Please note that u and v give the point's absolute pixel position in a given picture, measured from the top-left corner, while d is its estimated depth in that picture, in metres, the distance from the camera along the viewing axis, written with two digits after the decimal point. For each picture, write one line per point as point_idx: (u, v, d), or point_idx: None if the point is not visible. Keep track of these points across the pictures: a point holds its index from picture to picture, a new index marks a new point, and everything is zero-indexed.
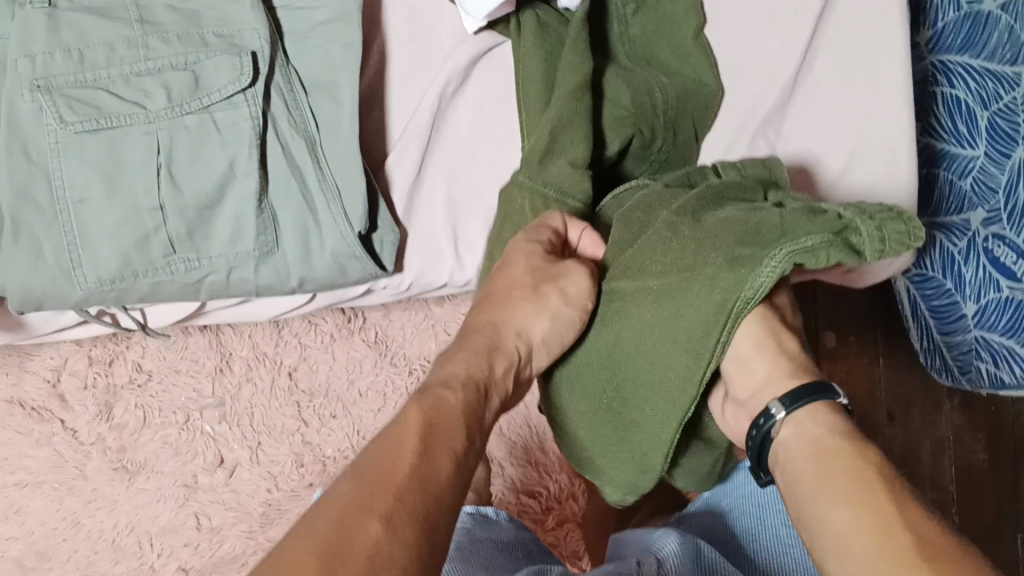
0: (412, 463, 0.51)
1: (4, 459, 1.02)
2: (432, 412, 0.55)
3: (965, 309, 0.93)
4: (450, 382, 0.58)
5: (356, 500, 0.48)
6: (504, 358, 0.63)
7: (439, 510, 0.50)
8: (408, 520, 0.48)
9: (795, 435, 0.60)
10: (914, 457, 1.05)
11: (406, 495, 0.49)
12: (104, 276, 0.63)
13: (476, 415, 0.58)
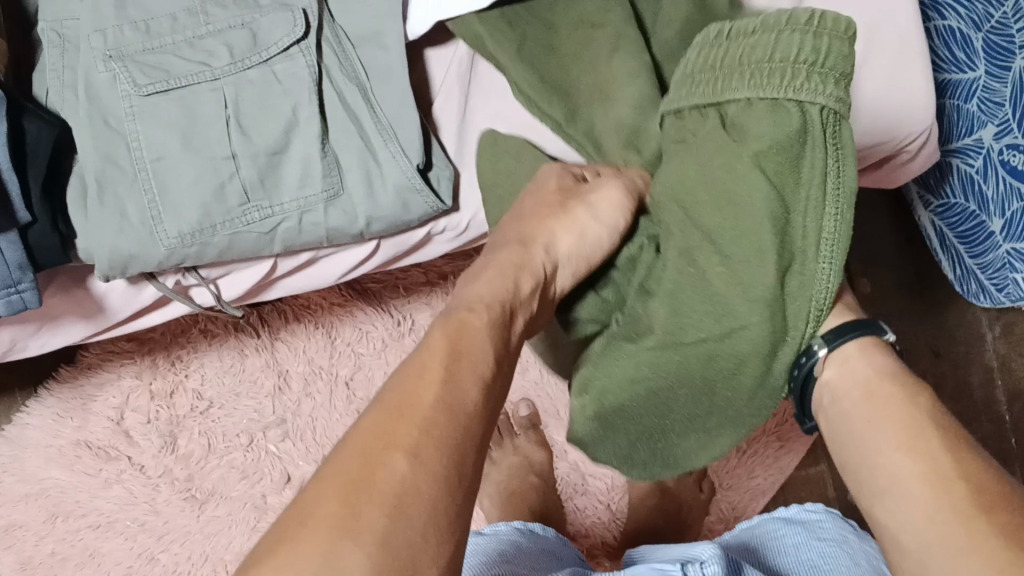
0: (435, 389, 0.43)
1: (76, 503, 1.03)
2: (456, 334, 0.46)
3: (993, 227, 0.96)
4: (472, 304, 0.49)
5: (377, 427, 0.41)
6: (531, 276, 0.54)
7: (469, 441, 0.42)
8: (433, 446, 0.40)
9: (845, 377, 0.57)
10: (966, 391, 1.07)
11: (429, 428, 0.41)
12: (184, 230, 0.66)
13: (502, 340, 0.49)
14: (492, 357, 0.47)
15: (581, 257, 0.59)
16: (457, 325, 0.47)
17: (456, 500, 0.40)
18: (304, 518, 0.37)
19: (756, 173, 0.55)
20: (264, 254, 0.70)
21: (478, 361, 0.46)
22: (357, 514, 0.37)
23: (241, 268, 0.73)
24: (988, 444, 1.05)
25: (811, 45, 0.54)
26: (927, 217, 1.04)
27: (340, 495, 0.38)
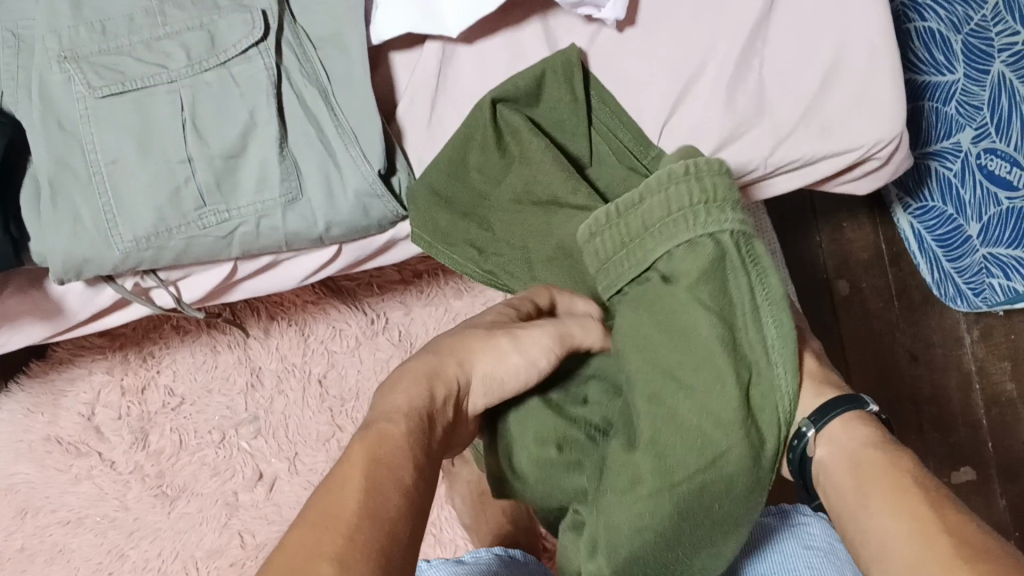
0: (356, 501, 0.39)
1: (46, 498, 1.02)
2: (374, 442, 0.42)
3: (970, 231, 0.96)
4: (391, 412, 0.44)
5: (308, 542, 0.36)
6: (447, 384, 0.48)
7: (396, 548, 0.38)
8: (362, 557, 0.36)
9: (834, 456, 0.55)
10: (943, 395, 1.06)
11: (356, 538, 0.37)
12: (139, 234, 0.65)
13: (424, 452, 0.44)
14: (416, 474, 0.42)
15: (496, 382, 0.50)
16: (378, 434, 0.42)
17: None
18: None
19: (694, 297, 0.55)
20: (222, 258, 0.69)
21: (401, 470, 0.41)
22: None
23: (200, 271, 0.72)
24: (963, 448, 1.05)
25: (701, 186, 0.56)
26: (906, 220, 1.02)
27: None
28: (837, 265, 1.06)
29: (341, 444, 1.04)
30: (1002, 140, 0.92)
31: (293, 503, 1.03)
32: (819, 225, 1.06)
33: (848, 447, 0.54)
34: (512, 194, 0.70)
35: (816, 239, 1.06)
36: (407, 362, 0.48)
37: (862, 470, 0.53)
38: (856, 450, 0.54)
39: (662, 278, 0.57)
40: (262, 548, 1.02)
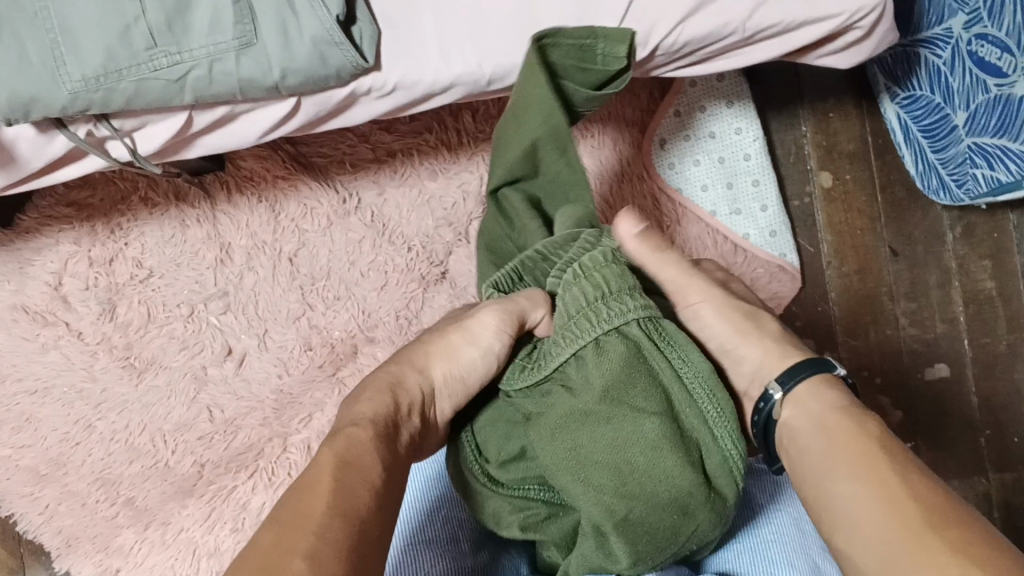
0: (325, 503, 0.49)
1: (13, 366, 1.02)
2: (343, 448, 0.53)
3: (957, 121, 0.93)
4: (358, 419, 0.55)
5: (279, 541, 0.46)
6: (410, 392, 0.60)
7: (363, 545, 0.48)
8: (331, 555, 0.46)
9: (799, 416, 0.61)
10: (922, 290, 1.05)
11: (323, 536, 0.47)
12: (89, 74, 0.63)
13: (392, 452, 0.55)
14: (380, 468, 0.53)
15: (461, 381, 0.62)
16: (343, 438, 0.54)
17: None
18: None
19: (620, 339, 0.59)
20: (175, 104, 0.67)
21: (366, 468, 0.52)
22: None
23: (155, 121, 0.69)
24: (938, 345, 1.04)
25: (592, 285, 0.61)
26: (892, 110, 1.00)
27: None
28: (820, 156, 1.04)
29: (311, 322, 1.03)
30: (994, 26, 0.86)
31: (262, 379, 1.03)
32: (803, 112, 1.03)
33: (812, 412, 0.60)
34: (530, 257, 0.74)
35: (799, 127, 1.03)
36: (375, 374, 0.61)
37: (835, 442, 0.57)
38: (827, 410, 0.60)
39: (563, 387, 0.60)
40: (231, 422, 1.02)
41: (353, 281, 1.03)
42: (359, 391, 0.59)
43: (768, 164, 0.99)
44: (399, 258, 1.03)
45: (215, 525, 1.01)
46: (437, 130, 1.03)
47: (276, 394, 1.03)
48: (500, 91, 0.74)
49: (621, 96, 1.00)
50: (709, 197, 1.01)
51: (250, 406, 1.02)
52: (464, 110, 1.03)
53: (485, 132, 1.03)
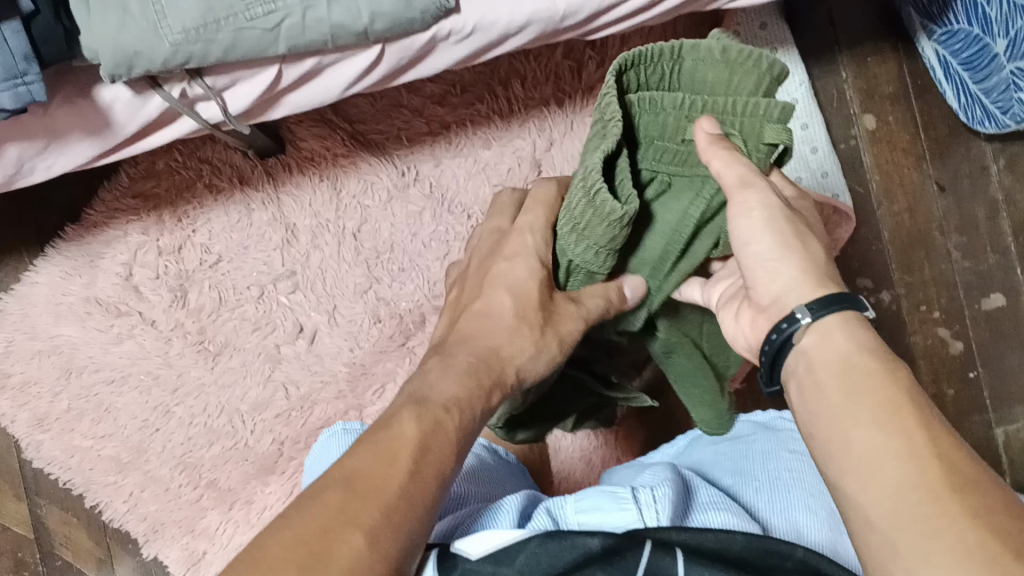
0: (402, 479, 0.47)
1: (89, 358, 1.04)
2: (429, 431, 0.51)
3: (997, 49, 0.95)
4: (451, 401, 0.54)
5: (337, 506, 0.45)
6: (502, 387, 0.59)
7: (423, 527, 0.47)
8: (394, 528, 0.45)
9: (823, 347, 0.50)
10: (971, 223, 1.07)
11: (389, 512, 0.45)
12: (188, 26, 0.65)
13: (474, 429, 0.55)
14: (455, 462, 0.51)
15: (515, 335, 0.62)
16: (431, 414, 0.52)
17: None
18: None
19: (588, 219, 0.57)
20: (269, 56, 0.70)
21: (446, 451, 0.51)
22: (317, 573, 0.41)
23: (246, 78, 0.72)
24: (992, 276, 1.06)
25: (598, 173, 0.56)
26: (930, 48, 1.03)
27: (298, 560, 0.41)
28: (863, 99, 1.06)
29: (378, 295, 1.05)
30: None
31: (335, 354, 1.04)
32: (841, 58, 1.06)
33: (830, 344, 0.50)
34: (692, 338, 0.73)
35: (839, 72, 1.06)
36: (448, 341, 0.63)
37: (827, 375, 0.49)
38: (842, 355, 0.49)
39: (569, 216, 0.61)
40: (307, 399, 1.04)
41: (416, 252, 1.05)
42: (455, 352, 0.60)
43: (814, 108, 1.02)
44: (460, 227, 1.04)
45: None
46: (488, 100, 1.05)
47: (348, 368, 1.04)
48: (570, 27, 0.77)
49: None
50: None
51: (324, 381, 1.04)
52: (512, 78, 1.04)
53: (535, 98, 1.05)
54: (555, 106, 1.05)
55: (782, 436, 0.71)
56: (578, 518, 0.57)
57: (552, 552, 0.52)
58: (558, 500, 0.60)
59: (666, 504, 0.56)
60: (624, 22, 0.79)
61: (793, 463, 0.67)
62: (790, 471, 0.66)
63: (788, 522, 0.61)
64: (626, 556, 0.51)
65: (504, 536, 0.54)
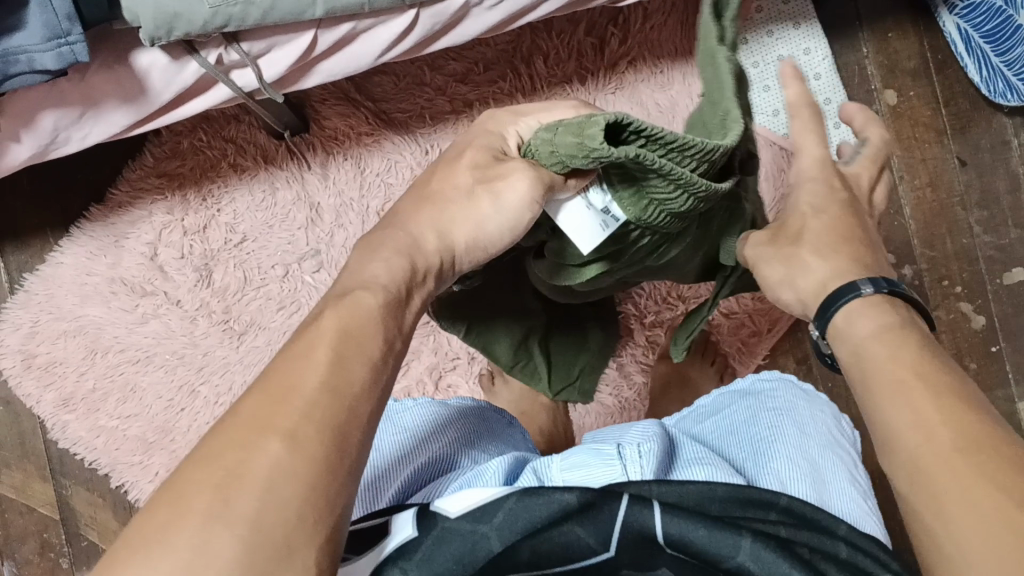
0: (319, 374, 0.40)
1: (115, 338, 1.04)
2: (347, 314, 0.44)
3: (1021, 20, 0.96)
4: (369, 282, 0.47)
5: (256, 412, 0.38)
6: (427, 257, 0.52)
7: (355, 421, 0.40)
8: (318, 430, 0.38)
9: (869, 328, 0.53)
10: (992, 197, 1.06)
11: (315, 413, 0.38)
12: None
13: (398, 320, 0.47)
14: (387, 337, 0.45)
15: (482, 249, 0.55)
16: (350, 304, 0.45)
17: (335, 486, 0.37)
18: (178, 506, 0.35)
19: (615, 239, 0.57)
20: (305, 19, 0.70)
21: (373, 339, 0.44)
22: (231, 501, 0.35)
23: (282, 43, 0.72)
24: (1015, 250, 1.06)
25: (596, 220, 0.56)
26: (951, 21, 1.03)
27: (214, 479, 0.36)
28: (883, 75, 1.07)
29: None
30: None
31: None
32: (862, 34, 1.07)
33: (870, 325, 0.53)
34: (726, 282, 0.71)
35: (860, 48, 1.07)
36: (383, 234, 0.52)
37: (875, 349, 0.52)
38: (881, 328, 0.53)
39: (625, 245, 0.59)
40: None
41: None
42: (375, 246, 0.51)
43: (837, 83, 1.02)
44: None
45: None
46: (511, 78, 1.05)
47: None
48: None
49: (687, 33, 1.05)
50: (781, 120, 1.03)
51: None
52: (535, 56, 1.04)
53: (558, 75, 1.05)
54: (578, 84, 1.05)
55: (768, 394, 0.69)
56: (562, 476, 0.55)
57: (526, 509, 0.48)
58: (542, 462, 0.57)
59: (651, 460, 0.55)
60: None
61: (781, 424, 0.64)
62: (773, 428, 0.64)
63: (772, 477, 0.58)
64: (601, 511, 0.48)
65: (488, 495, 0.49)
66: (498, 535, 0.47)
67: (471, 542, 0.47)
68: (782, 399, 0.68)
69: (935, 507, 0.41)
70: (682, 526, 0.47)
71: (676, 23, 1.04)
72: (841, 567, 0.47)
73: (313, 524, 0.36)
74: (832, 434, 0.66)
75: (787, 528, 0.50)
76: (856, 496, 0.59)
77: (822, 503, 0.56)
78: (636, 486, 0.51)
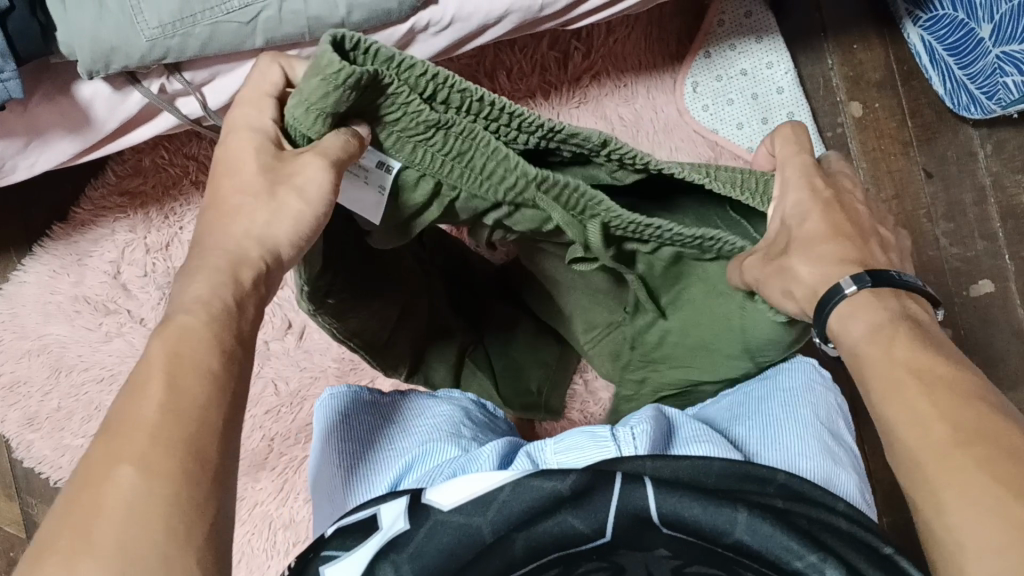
0: (159, 401, 0.39)
1: (79, 356, 1.03)
2: (175, 337, 0.41)
3: (982, 34, 0.96)
4: (192, 304, 0.43)
5: (106, 452, 0.37)
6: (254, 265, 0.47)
7: (201, 434, 0.39)
8: (166, 450, 0.37)
9: (853, 328, 0.51)
10: (959, 210, 1.06)
11: (161, 436, 0.38)
12: (166, 20, 0.65)
13: (232, 327, 0.44)
14: (223, 352, 0.42)
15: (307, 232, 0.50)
16: (177, 328, 0.42)
17: (200, 492, 0.37)
18: (45, 559, 0.34)
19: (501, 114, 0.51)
20: (246, 49, 0.70)
21: (210, 355, 0.42)
22: (91, 533, 0.35)
23: (225, 71, 0.72)
24: (980, 262, 1.05)
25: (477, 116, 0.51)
26: (916, 33, 1.03)
27: (74, 522, 0.35)
28: (850, 86, 1.06)
29: None
30: None
31: (324, 349, 1.04)
32: (827, 45, 1.07)
33: (858, 324, 0.51)
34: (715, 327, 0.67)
35: (826, 60, 1.07)
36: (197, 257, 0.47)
37: (873, 351, 0.49)
38: (875, 329, 0.50)
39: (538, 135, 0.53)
40: (297, 395, 1.04)
41: None
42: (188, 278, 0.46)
43: (801, 96, 1.02)
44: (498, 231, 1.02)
45: (289, 497, 1.02)
46: None
47: (337, 362, 1.04)
48: (551, 16, 0.77)
49: (650, 46, 1.05)
50: (746, 133, 1.03)
51: (314, 376, 1.04)
52: (498, 70, 1.02)
53: (522, 90, 1.03)
54: (542, 98, 1.04)
55: (773, 381, 0.66)
56: (557, 458, 0.52)
57: (518, 495, 0.45)
58: (534, 446, 0.55)
59: (646, 440, 0.52)
60: (609, 9, 0.79)
61: (785, 402, 0.62)
62: (779, 412, 0.61)
63: (782, 455, 0.56)
64: (595, 498, 0.45)
65: (480, 484, 0.46)
66: (492, 526, 0.44)
67: (462, 533, 0.44)
68: (784, 376, 0.66)
69: (945, 518, 0.41)
70: (673, 501, 0.44)
71: (640, 36, 1.04)
72: (842, 538, 0.45)
73: (188, 534, 0.36)
74: (834, 408, 0.64)
75: (785, 499, 0.48)
76: (856, 477, 0.58)
77: (832, 477, 0.55)
78: (629, 463, 0.49)
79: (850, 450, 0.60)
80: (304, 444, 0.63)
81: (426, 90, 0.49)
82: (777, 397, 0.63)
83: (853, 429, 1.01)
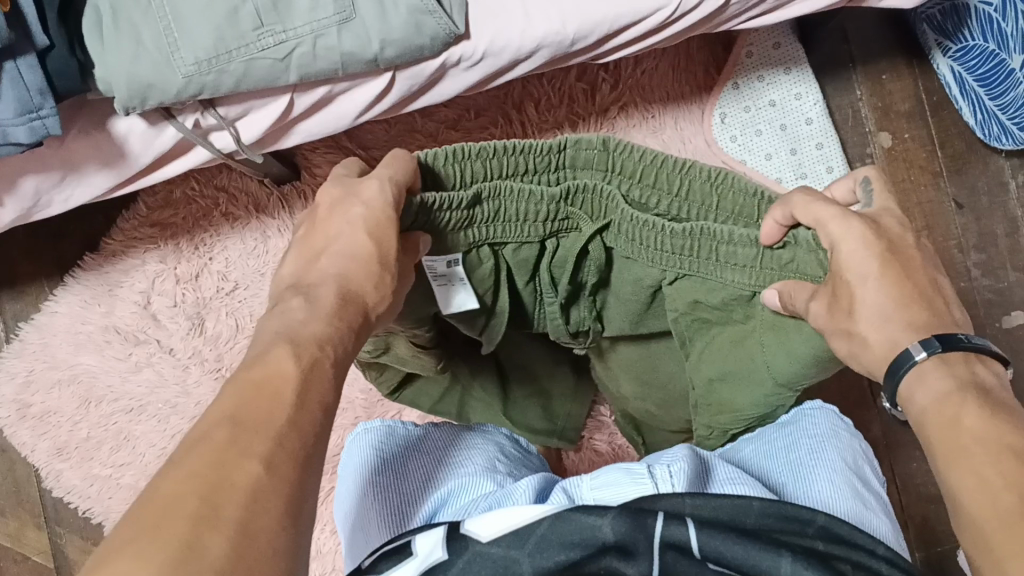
0: (288, 412, 0.39)
1: (109, 387, 1.04)
2: (303, 362, 0.42)
3: (1013, 65, 0.94)
4: (298, 337, 0.44)
5: (232, 436, 0.37)
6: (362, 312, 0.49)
7: (315, 459, 0.39)
8: (287, 456, 0.38)
9: (920, 399, 0.49)
10: (990, 241, 1.05)
11: (285, 441, 0.38)
12: (201, 56, 0.66)
13: (338, 360, 0.45)
14: (334, 396, 0.43)
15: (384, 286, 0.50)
16: (304, 351, 0.43)
17: (304, 505, 0.37)
18: (161, 521, 0.33)
19: (523, 198, 0.58)
20: (280, 84, 0.70)
21: (321, 387, 0.42)
22: (220, 504, 0.34)
23: (258, 106, 0.73)
24: (1013, 293, 1.03)
25: (503, 204, 0.58)
26: (945, 64, 1.03)
27: (199, 490, 0.34)
28: (880, 117, 1.06)
29: None
30: None
31: (352, 380, 1.04)
32: (855, 76, 1.07)
33: (923, 394, 0.49)
34: (738, 346, 0.63)
35: (854, 91, 1.06)
36: None
37: (940, 419, 0.47)
38: (940, 396, 0.48)
39: (557, 197, 0.59)
40: None
41: None
42: None
43: (830, 128, 1.01)
44: None
45: (315, 528, 1.02)
46: (503, 124, 1.04)
47: (365, 393, 1.04)
48: (580, 51, 0.78)
49: (678, 77, 1.05)
50: (775, 165, 1.01)
51: (341, 408, 1.04)
52: (526, 102, 1.04)
53: (549, 121, 1.05)
54: (570, 129, 1.05)
55: (806, 418, 0.65)
56: (593, 494, 0.52)
57: (557, 529, 0.46)
58: (571, 481, 0.54)
59: (683, 478, 0.52)
60: (636, 44, 0.79)
61: (815, 444, 0.61)
62: (811, 452, 0.60)
63: (814, 498, 0.56)
64: (639, 540, 0.45)
65: (517, 517, 0.47)
66: (529, 558, 0.46)
67: (502, 567, 0.46)
68: (815, 418, 0.64)
69: None
70: (717, 544, 0.45)
71: (668, 68, 1.05)
72: None
73: (291, 531, 0.36)
74: (860, 453, 0.63)
75: (826, 543, 0.48)
76: (886, 521, 0.57)
77: (863, 520, 0.54)
78: (669, 498, 0.49)
79: (883, 496, 0.59)
80: (344, 476, 0.63)
81: (459, 177, 0.59)
82: (810, 435, 0.63)
83: (883, 461, 1.00)
